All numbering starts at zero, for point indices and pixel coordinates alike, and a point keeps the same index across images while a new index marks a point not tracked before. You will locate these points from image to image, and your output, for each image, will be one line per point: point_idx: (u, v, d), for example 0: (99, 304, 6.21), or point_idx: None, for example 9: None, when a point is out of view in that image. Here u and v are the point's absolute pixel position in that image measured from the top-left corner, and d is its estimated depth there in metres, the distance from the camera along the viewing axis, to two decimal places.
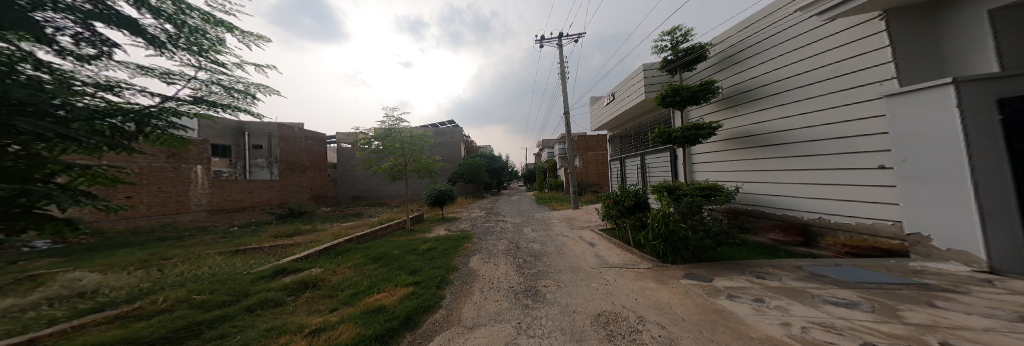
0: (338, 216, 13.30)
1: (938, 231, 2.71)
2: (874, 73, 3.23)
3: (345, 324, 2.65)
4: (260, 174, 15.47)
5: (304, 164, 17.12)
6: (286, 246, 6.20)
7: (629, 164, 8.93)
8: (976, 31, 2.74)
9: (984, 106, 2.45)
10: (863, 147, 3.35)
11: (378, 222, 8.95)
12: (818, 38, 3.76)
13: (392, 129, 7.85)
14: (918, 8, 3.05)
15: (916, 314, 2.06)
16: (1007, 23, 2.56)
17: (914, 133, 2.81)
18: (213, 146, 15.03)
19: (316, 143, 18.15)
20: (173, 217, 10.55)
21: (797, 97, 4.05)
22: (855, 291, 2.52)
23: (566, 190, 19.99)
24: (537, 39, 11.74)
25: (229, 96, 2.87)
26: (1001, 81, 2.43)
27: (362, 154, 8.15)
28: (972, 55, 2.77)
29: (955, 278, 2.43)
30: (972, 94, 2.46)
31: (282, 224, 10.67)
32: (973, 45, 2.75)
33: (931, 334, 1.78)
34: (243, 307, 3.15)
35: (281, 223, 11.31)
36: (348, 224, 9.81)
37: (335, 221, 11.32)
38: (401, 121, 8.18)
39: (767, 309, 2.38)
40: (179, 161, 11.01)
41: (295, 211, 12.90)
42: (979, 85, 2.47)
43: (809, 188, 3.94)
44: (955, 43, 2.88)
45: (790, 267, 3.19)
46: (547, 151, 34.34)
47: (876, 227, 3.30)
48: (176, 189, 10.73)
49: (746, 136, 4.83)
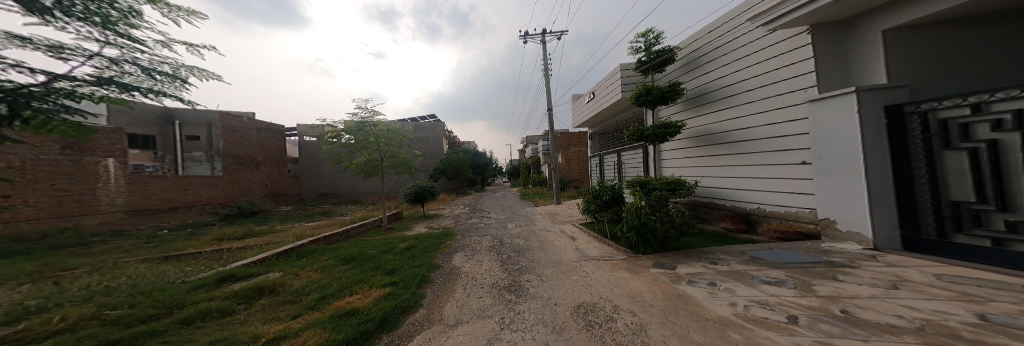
0: (301, 216, 12.00)
1: (839, 215, 3.39)
2: (802, 81, 3.84)
3: (310, 330, 2.45)
4: (195, 169, 13.31)
5: (258, 159, 15.68)
6: (234, 250, 5.44)
7: (607, 160, 9.42)
8: (871, 46, 3.32)
9: (875, 111, 3.07)
10: (790, 145, 4.00)
11: (351, 220, 8.32)
12: (764, 46, 4.33)
13: (366, 123, 7.19)
14: (838, 25, 3.60)
15: (824, 287, 2.59)
16: (895, 42, 3.14)
17: (826, 134, 3.42)
18: (130, 136, 11.92)
19: (270, 136, 16.67)
20: (74, 220, 8.39)
21: (744, 100, 4.66)
22: (783, 271, 3.05)
23: (549, 186, 20.57)
24: (521, 35, 12.11)
25: (150, 78, 2.36)
26: (886, 92, 3.07)
27: (330, 148, 7.41)
28: (869, 68, 3.38)
29: (852, 255, 3.08)
30: (867, 102, 3.07)
31: (227, 227, 9.25)
32: (869, 61, 3.35)
33: (835, 304, 2.27)
34: (176, 319, 2.69)
35: (224, 226, 9.77)
36: (315, 223, 8.92)
37: (298, 220, 10.30)
38: (376, 114, 7.53)
39: (719, 291, 2.77)
40: (81, 153, 8.80)
41: (246, 211, 11.99)
42: (873, 94, 3.08)
43: (750, 182, 4.61)
44: (860, 57, 3.46)
45: (736, 253, 3.73)
46: (533, 149, 35.13)
47: (798, 215, 3.98)
48: (77, 186, 8.60)
49: (705, 136, 5.46)
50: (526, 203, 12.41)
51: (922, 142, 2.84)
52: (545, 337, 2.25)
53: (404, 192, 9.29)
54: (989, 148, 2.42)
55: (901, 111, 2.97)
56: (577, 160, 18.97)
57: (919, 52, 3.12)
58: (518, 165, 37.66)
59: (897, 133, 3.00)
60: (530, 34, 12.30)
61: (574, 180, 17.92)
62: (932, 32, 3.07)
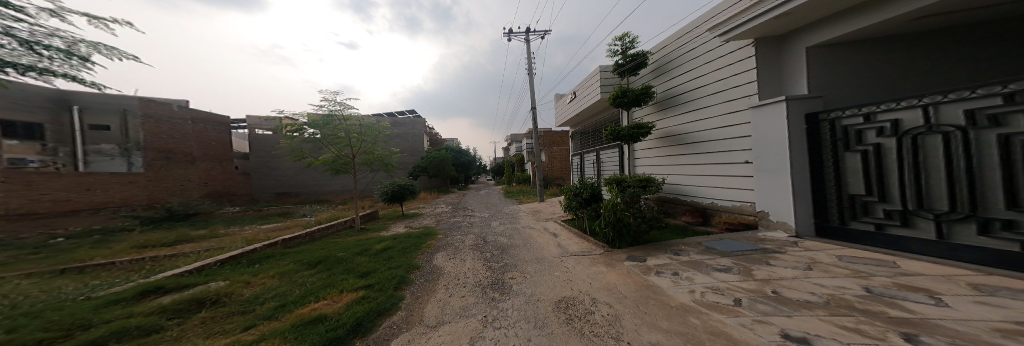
0: (254, 217, 10.55)
1: (772, 208, 3.98)
2: (747, 89, 4.34)
3: (268, 341, 2.20)
4: (106, 165, 10.38)
5: (193, 153, 13.40)
6: (167, 258, 4.62)
7: (586, 159, 9.80)
8: (798, 61, 3.86)
9: (799, 119, 3.61)
10: (736, 146, 4.54)
11: (316, 221, 7.54)
12: (718, 55, 4.80)
13: (334, 117, 6.47)
14: (775, 41, 4.11)
15: (761, 271, 3.05)
16: (816, 59, 3.70)
17: (763, 137, 3.96)
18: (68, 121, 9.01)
19: (209, 128, 14.35)
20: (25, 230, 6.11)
21: (703, 104, 5.15)
22: (731, 258, 3.52)
23: (531, 184, 20.81)
24: (507, 32, 11.93)
25: (35, 53, 1.87)
26: (807, 102, 3.62)
27: (291, 143, 6.63)
28: (795, 80, 3.93)
29: (780, 242, 3.66)
30: (793, 110, 3.61)
31: (154, 232, 7.76)
32: (796, 74, 3.90)
33: (768, 286, 2.69)
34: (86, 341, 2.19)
35: (149, 230, 8.18)
36: (272, 225, 7.93)
37: (250, 222, 9.06)
38: (346, 106, 6.84)
39: (681, 280, 3.09)
40: None
41: (178, 215, 10.26)
42: (798, 104, 3.62)
43: (706, 179, 5.17)
44: (790, 70, 4.00)
45: (694, 244, 4.19)
46: (516, 146, 34.97)
47: (741, 208, 4.56)
48: None
49: (671, 136, 5.95)
50: (510, 201, 12.45)
51: (831, 145, 3.43)
52: (529, 332, 2.31)
53: (379, 190, 8.67)
54: (875, 152, 3.03)
55: (817, 119, 3.54)
56: (559, 158, 19.45)
57: (834, 67, 3.71)
58: (501, 164, 37.73)
59: (814, 138, 3.57)
60: (515, 31, 12.24)
61: (556, 178, 18.36)
62: (842, 51, 3.67)
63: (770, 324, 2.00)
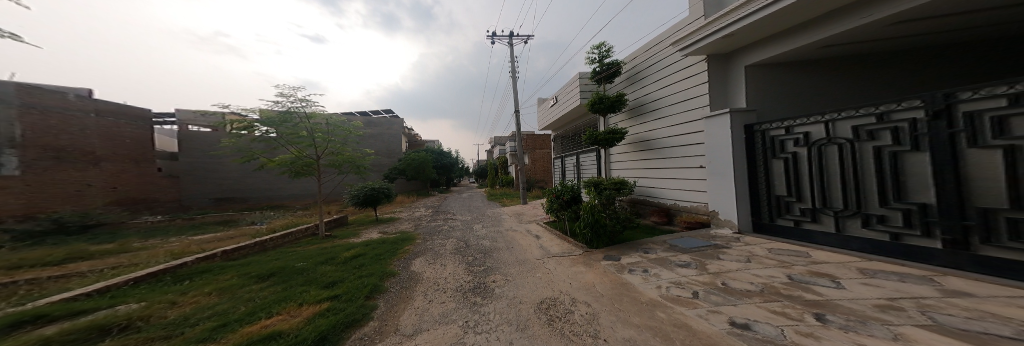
0: (189, 227, 8.87)
1: (721, 209, 4.50)
2: (700, 101, 4.81)
3: None
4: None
5: (99, 153, 10.56)
6: (61, 279, 3.64)
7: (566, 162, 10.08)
8: (739, 78, 4.36)
9: (740, 130, 4.11)
10: (693, 153, 5.04)
11: (269, 229, 6.58)
12: (678, 69, 5.24)
13: (292, 114, 5.69)
14: (721, 58, 4.58)
15: (714, 265, 3.45)
16: (753, 77, 4.22)
17: (713, 145, 4.44)
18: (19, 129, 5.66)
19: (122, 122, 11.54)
20: None
21: (666, 113, 5.60)
22: (689, 254, 3.93)
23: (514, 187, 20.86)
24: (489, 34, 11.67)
25: None
26: (746, 115, 4.12)
27: (239, 143, 5.67)
28: (736, 93, 4.43)
29: (727, 238, 4.18)
30: (736, 122, 4.10)
31: (40, 248, 6.07)
32: (737, 88, 4.40)
33: (719, 278, 3.05)
34: None
35: (32, 246, 6.37)
36: (212, 235, 6.74)
37: (186, 232, 7.63)
38: (307, 103, 6.03)
39: (650, 277, 3.36)
40: None
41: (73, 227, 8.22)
42: (739, 116, 4.11)
43: (669, 182, 5.66)
44: (732, 85, 4.49)
45: (660, 242, 4.58)
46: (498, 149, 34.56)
47: (696, 208, 5.09)
48: None
49: (640, 142, 6.39)
50: (493, 204, 12.35)
51: (762, 154, 3.96)
52: (510, 335, 2.29)
53: (350, 194, 7.89)
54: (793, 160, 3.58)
55: (752, 130, 4.06)
56: (542, 162, 19.71)
57: (767, 84, 4.24)
58: (482, 165, 37.04)
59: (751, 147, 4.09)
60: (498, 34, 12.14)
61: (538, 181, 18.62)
62: (773, 70, 4.22)
63: (721, 313, 2.25)
